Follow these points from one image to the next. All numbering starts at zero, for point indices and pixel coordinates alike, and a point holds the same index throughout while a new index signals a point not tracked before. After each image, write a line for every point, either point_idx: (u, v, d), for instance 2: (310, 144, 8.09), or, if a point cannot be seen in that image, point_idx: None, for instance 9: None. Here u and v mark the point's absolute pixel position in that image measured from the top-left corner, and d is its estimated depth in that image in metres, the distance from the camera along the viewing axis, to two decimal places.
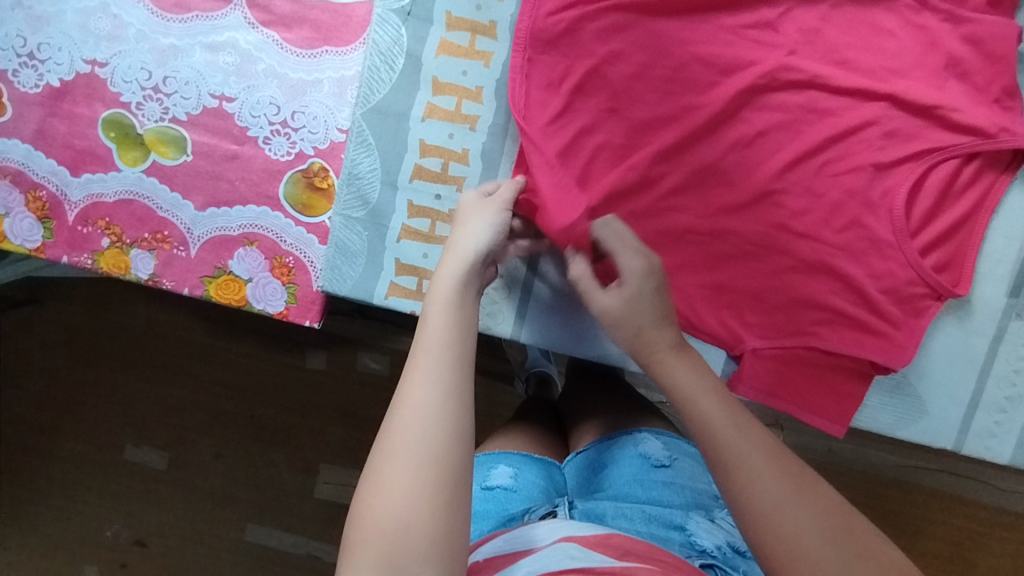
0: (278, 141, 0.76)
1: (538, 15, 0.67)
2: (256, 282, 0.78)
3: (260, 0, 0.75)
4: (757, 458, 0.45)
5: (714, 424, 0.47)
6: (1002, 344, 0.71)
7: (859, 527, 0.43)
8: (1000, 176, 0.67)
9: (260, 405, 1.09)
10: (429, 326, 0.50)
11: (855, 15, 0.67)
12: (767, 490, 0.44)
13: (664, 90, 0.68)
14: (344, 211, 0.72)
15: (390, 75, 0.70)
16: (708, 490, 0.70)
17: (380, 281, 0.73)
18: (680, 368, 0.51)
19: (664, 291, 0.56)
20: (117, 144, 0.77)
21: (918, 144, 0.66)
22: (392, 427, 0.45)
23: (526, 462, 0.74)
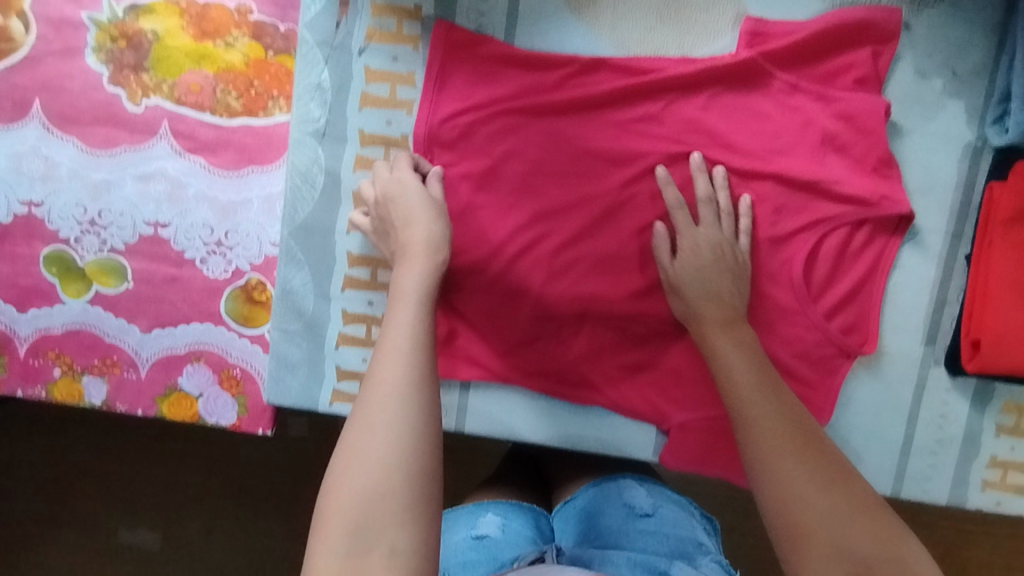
0: (214, 260, 0.79)
1: (434, 120, 0.71)
2: (206, 396, 0.81)
3: (184, 129, 0.77)
4: (781, 422, 0.59)
5: (744, 391, 0.62)
6: (925, 391, 0.74)
7: (844, 484, 0.55)
8: (890, 240, 0.71)
9: (246, 477, 1.07)
10: (398, 325, 0.58)
11: (735, 101, 0.70)
12: (770, 450, 0.58)
13: (562, 187, 0.72)
14: (282, 325, 0.75)
15: (312, 193, 0.72)
16: (692, 537, 0.72)
17: (323, 388, 0.76)
18: (734, 355, 0.65)
19: (733, 270, 0.69)
20: (60, 278, 0.79)
21: (804, 218, 0.70)
22: (365, 411, 0.53)
23: (515, 512, 0.77)
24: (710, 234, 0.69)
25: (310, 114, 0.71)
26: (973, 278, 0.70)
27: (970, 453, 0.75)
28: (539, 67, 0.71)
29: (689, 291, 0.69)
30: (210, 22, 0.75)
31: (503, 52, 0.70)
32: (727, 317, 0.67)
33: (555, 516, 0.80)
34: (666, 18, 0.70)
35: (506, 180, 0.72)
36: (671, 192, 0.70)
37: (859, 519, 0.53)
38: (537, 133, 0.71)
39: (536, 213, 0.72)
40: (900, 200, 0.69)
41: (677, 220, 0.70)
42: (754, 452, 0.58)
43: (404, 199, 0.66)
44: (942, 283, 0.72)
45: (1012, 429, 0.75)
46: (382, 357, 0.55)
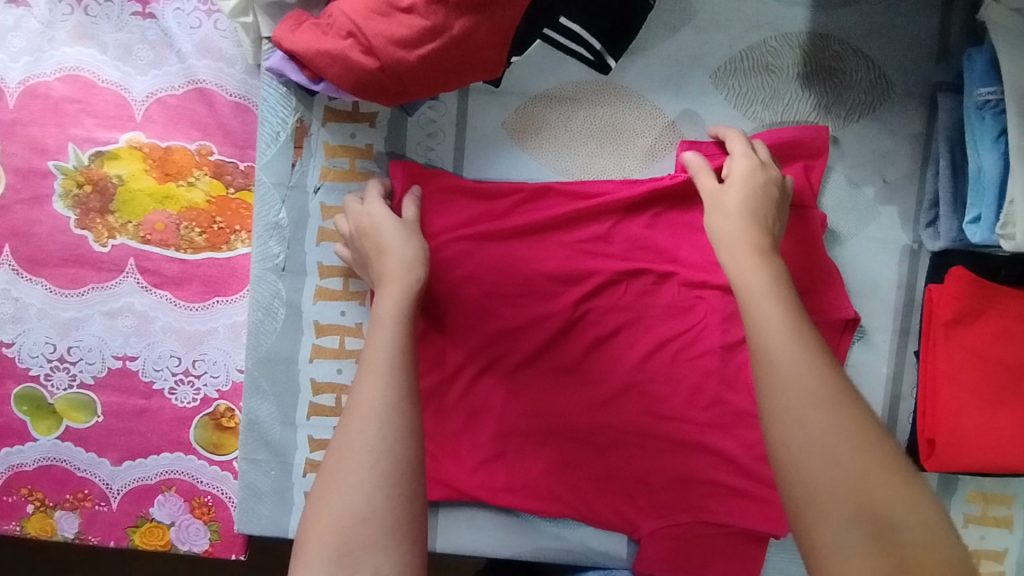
0: (183, 389, 0.80)
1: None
2: (179, 524, 0.81)
3: (149, 265, 0.79)
4: (811, 369, 0.46)
5: (772, 342, 0.48)
6: None
7: (881, 438, 0.44)
8: (841, 340, 0.71)
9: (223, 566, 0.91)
10: (377, 337, 0.56)
11: (676, 218, 0.74)
12: (779, 371, 0.47)
13: (517, 307, 0.74)
14: (249, 455, 0.75)
15: (274, 325, 0.74)
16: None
17: (293, 515, 0.76)
18: (755, 275, 0.54)
19: (776, 207, 0.63)
20: (31, 415, 0.80)
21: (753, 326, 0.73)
22: (348, 429, 0.50)
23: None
24: (742, 170, 0.64)
25: (270, 250, 0.74)
26: (924, 378, 0.71)
27: None
28: (487, 195, 0.74)
29: (724, 238, 0.59)
30: (173, 163, 0.78)
31: (449, 184, 0.73)
32: (735, 242, 0.58)
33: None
34: (606, 145, 0.75)
35: (461, 303, 0.74)
36: (694, 164, 0.66)
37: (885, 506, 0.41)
38: (486, 257, 0.73)
39: (493, 334, 0.74)
40: (844, 306, 0.70)
41: (704, 179, 0.65)
42: (762, 375, 0.47)
43: (388, 231, 0.66)
44: (895, 380, 0.74)
45: (980, 518, 0.75)
46: (365, 373, 0.53)
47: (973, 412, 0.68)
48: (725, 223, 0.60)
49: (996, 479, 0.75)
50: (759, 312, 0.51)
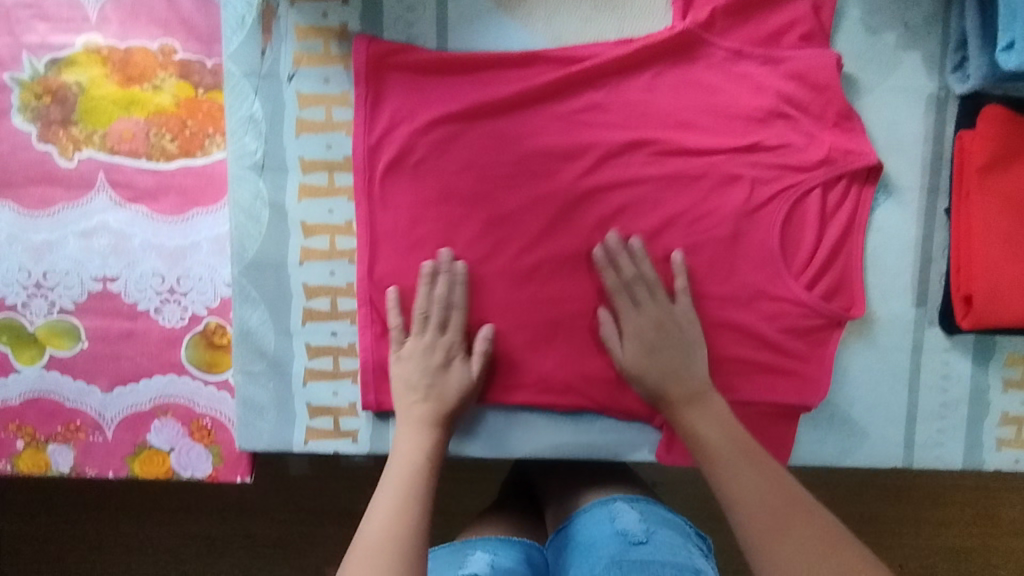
0: (169, 309, 0.76)
1: (373, 138, 0.68)
2: (178, 450, 0.77)
3: (121, 178, 0.74)
4: (757, 477, 0.60)
5: (703, 430, 0.65)
6: (923, 356, 0.71)
7: (806, 513, 0.57)
8: (863, 189, 0.68)
9: (252, 525, 1.01)
10: (401, 454, 0.64)
11: (679, 77, 0.69)
12: (750, 483, 0.60)
13: (513, 190, 0.69)
14: (245, 368, 0.72)
15: (259, 228, 0.69)
16: (687, 563, 0.67)
17: (296, 428, 0.72)
18: (704, 421, 0.65)
19: (681, 344, 0.68)
20: (12, 347, 0.76)
21: (773, 189, 0.68)
22: (359, 543, 0.57)
23: (505, 547, 0.75)
24: (655, 313, 0.68)
25: (246, 147, 0.68)
26: (954, 232, 0.68)
27: (979, 412, 0.71)
28: (474, 72, 0.69)
29: (631, 352, 0.68)
30: (134, 66, 0.73)
31: (434, 59, 0.68)
32: (694, 393, 0.67)
33: (550, 548, 0.78)
34: (601, 7, 0.69)
35: (454, 195, 0.69)
36: (678, 267, 0.68)
37: (821, 537, 0.56)
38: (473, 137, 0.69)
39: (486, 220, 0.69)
40: (866, 152, 0.67)
41: (619, 305, 0.69)
42: (749, 526, 0.57)
43: (433, 384, 0.67)
44: (926, 242, 0.69)
45: (1019, 382, 0.71)
46: (380, 502, 0.60)
47: (1010, 263, 0.64)
48: (656, 374, 0.67)
49: None
50: (693, 423, 0.66)
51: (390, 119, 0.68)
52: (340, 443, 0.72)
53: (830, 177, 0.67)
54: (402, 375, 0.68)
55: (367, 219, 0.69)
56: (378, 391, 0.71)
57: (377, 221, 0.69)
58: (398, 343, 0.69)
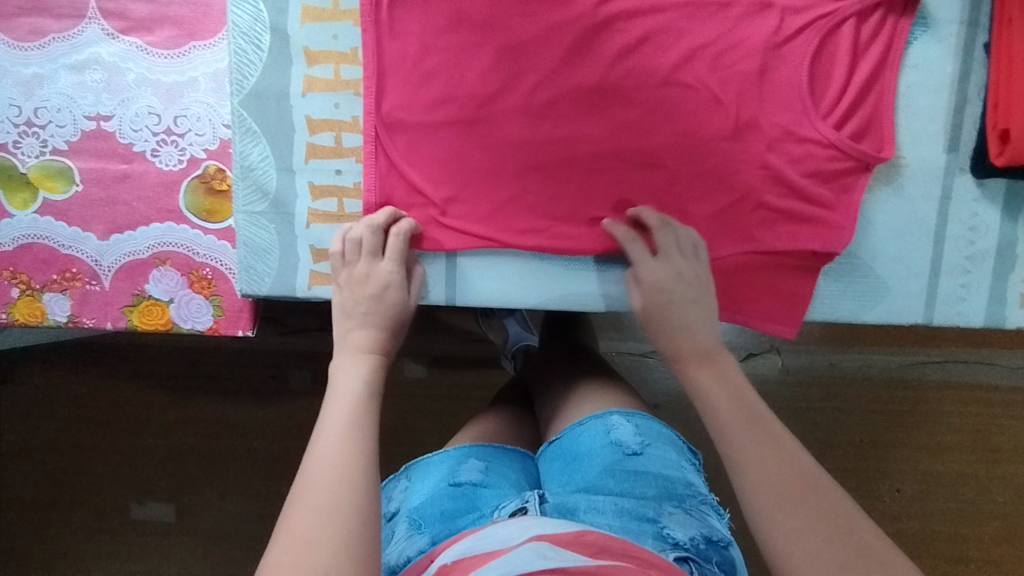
0: (166, 151, 0.73)
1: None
2: (178, 301, 0.75)
3: (115, 7, 0.70)
4: (762, 452, 0.50)
5: (710, 398, 0.56)
6: (951, 204, 0.68)
7: (825, 491, 0.47)
8: (900, 20, 0.64)
9: (255, 435, 1.09)
10: (339, 398, 0.54)
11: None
12: (755, 453, 0.51)
13: (528, 19, 0.65)
14: (247, 207, 0.69)
15: (259, 54, 0.66)
16: (681, 477, 0.67)
17: (300, 272, 0.70)
18: (704, 374, 0.59)
19: (699, 296, 0.63)
20: (4, 189, 0.73)
21: (805, 17, 0.64)
22: (297, 505, 0.45)
23: (497, 455, 0.70)
24: (678, 266, 0.63)
25: None
26: (997, 65, 0.63)
27: (1005, 266, 0.69)
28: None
29: (652, 300, 0.64)
30: None
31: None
32: (706, 351, 0.60)
33: (541, 458, 0.73)
34: None
35: (466, 23, 0.65)
36: (620, 229, 0.66)
37: (834, 521, 0.46)
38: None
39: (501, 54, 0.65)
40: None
41: (638, 258, 0.65)
42: (757, 506, 0.48)
43: (375, 307, 0.62)
44: (962, 79, 0.66)
45: None
46: (326, 443, 0.49)
47: None
48: (692, 313, 0.62)
49: None
50: (699, 385, 0.58)
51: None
52: None
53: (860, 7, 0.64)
54: (340, 304, 0.63)
55: (375, 46, 0.65)
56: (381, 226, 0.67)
57: (384, 52, 0.65)
58: (341, 270, 0.65)
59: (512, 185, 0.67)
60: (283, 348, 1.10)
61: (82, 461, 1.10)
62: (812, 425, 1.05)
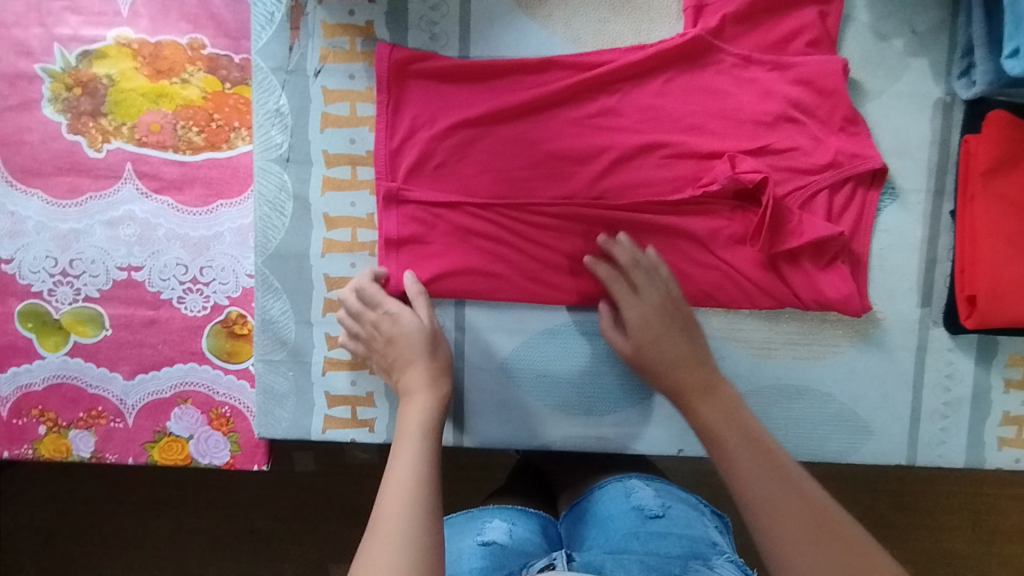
0: (192, 298, 0.78)
1: (394, 143, 0.70)
2: (197, 438, 0.79)
3: (148, 170, 0.76)
4: (763, 486, 0.59)
5: (718, 427, 0.64)
6: (927, 354, 0.72)
7: (837, 527, 0.55)
8: (869, 192, 0.70)
9: (259, 519, 1.11)
10: (411, 408, 0.64)
11: (690, 82, 0.71)
12: (774, 489, 0.58)
13: (530, 193, 0.70)
14: (265, 355, 0.73)
15: (282, 219, 0.71)
16: (705, 536, 0.73)
17: (315, 416, 0.74)
18: (709, 411, 0.65)
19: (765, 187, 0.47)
20: (37, 333, 0.78)
21: (784, 190, 0.69)
22: (383, 503, 0.55)
23: (521, 518, 0.77)
24: (656, 299, 0.68)
25: (272, 140, 0.70)
26: (961, 233, 0.69)
27: (981, 411, 0.73)
28: (490, 82, 0.70)
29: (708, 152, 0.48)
30: (164, 60, 0.75)
31: (453, 64, 0.69)
32: None
33: (563, 522, 0.80)
34: (617, 10, 0.72)
35: (476, 195, 0.70)
36: None
37: (849, 556, 0.54)
38: (489, 134, 0.70)
39: (505, 225, 0.70)
40: (871, 155, 0.68)
41: (615, 295, 0.69)
42: (769, 527, 0.56)
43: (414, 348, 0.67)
44: (930, 243, 0.71)
45: (1020, 382, 0.73)
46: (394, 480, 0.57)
47: (1012, 264, 0.66)
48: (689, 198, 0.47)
49: None
50: None
51: (410, 124, 0.70)
52: (357, 431, 0.74)
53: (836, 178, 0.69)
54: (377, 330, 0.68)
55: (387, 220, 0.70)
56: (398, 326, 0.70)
57: (401, 228, 0.70)
58: (370, 299, 0.68)
59: None
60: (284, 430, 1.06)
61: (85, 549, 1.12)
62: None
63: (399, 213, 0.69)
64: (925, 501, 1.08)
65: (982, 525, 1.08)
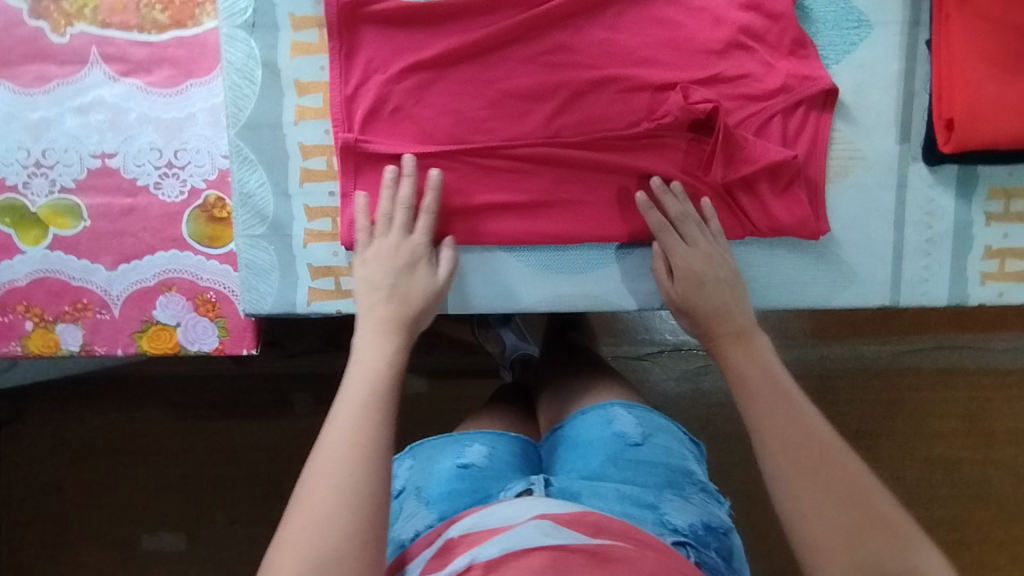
0: (169, 183, 0.77)
1: (349, 89, 0.70)
2: (185, 324, 0.79)
3: (116, 52, 0.75)
4: (780, 423, 0.56)
5: (745, 372, 0.61)
6: (907, 191, 0.72)
7: (840, 465, 0.53)
8: (842, 23, 0.69)
9: (263, 463, 1.12)
10: (369, 354, 0.59)
11: None
12: (789, 434, 0.55)
13: (488, 134, 0.71)
14: (246, 232, 0.73)
15: (252, 88, 0.70)
16: (681, 465, 0.73)
17: (299, 290, 0.74)
18: (736, 353, 0.63)
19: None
20: (15, 228, 0.77)
21: (738, 117, 0.69)
22: (327, 437, 0.52)
23: (502, 439, 0.76)
24: (708, 248, 0.68)
25: (237, 5, 0.69)
26: (936, 58, 0.68)
27: (962, 247, 0.73)
28: (445, 19, 0.69)
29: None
30: None
31: (403, 5, 0.68)
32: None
33: (543, 445, 0.79)
34: None
35: (440, 93, 0.70)
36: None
37: (847, 489, 0.51)
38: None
39: (466, 169, 0.71)
40: (821, 76, 0.69)
41: (666, 242, 0.68)
42: (780, 458, 0.54)
43: (392, 271, 0.65)
44: (908, 76, 0.70)
45: (1002, 215, 0.73)
46: (330, 436, 0.52)
47: (992, 81, 0.65)
48: None
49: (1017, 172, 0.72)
50: None
51: (365, 68, 0.70)
52: (342, 302, 0.74)
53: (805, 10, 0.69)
54: (368, 278, 0.65)
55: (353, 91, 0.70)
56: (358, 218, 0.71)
57: (363, 182, 0.71)
58: (365, 246, 0.68)
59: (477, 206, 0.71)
60: (285, 371, 1.13)
61: (94, 495, 1.13)
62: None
63: (359, 164, 0.71)
64: (908, 395, 1.11)
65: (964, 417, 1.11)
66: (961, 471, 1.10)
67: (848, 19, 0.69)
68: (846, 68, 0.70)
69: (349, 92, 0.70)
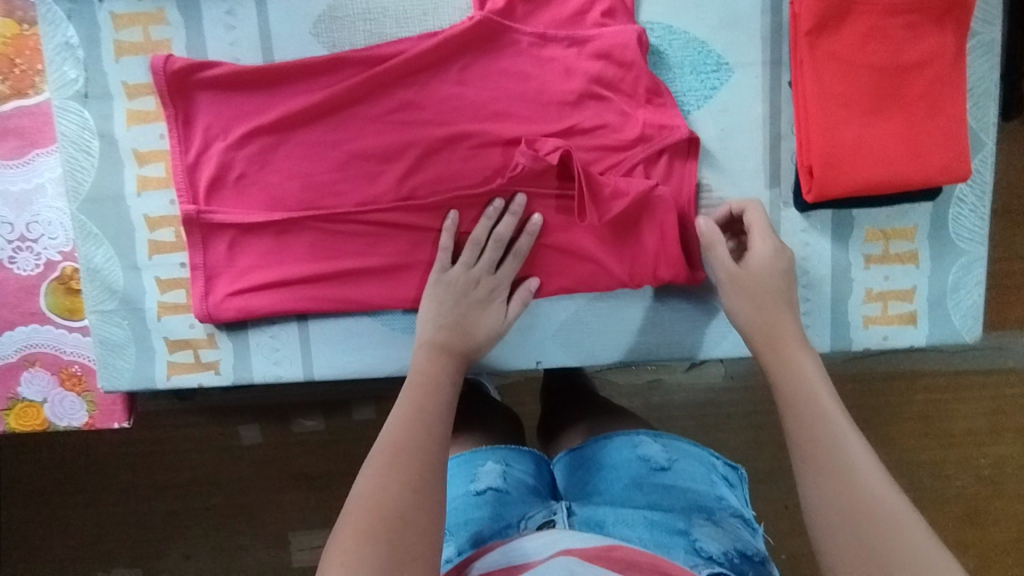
0: (23, 256, 0.74)
1: (190, 157, 0.66)
2: (52, 400, 0.76)
3: None
4: (811, 413, 0.51)
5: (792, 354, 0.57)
6: (781, 237, 0.69)
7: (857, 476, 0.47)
8: (697, 69, 0.67)
9: (215, 495, 1.02)
10: (423, 370, 0.58)
11: None
12: (821, 457, 0.49)
13: (339, 198, 0.67)
14: (97, 307, 0.70)
15: (90, 160, 0.68)
16: (710, 491, 0.66)
17: (157, 364, 0.71)
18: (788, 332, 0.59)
19: None
20: None
21: (599, 169, 0.66)
22: (390, 456, 0.49)
23: (516, 457, 0.70)
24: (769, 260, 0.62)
25: (66, 76, 0.67)
26: (795, 101, 0.65)
27: (842, 291, 0.70)
28: (283, 82, 0.66)
29: None
30: None
31: (237, 69, 0.65)
32: None
33: (558, 465, 0.73)
34: None
35: (287, 158, 0.67)
36: None
37: (866, 501, 0.45)
38: (293, 53, 0.67)
39: (318, 235, 0.68)
40: (678, 125, 0.66)
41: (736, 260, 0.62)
42: (810, 457, 0.49)
43: (460, 304, 0.64)
44: (773, 118, 0.68)
45: (881, 256, 0.70)
46: (381, 457, 0.49)
47: (849, 125, 0.62)
48: None
49: (894, 213, 0.70)
50: None
51: (203, 136, 0.66)
52: (204, 375, 0.71)
53: (657, 58, 0.67)
54: (440, 297, 0.64)
55: (195, 158, 0.66)
56: (210, 295, 0.68)
57: (211, 252, 0.68)
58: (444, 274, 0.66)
59: (331, 275, 0.68)
60: (228, 404, 1.00)
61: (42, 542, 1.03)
62: (763, 433, 0.98)
63: (206, 234, 0.67)
64: (881, 407, 0.97)
65: (948, 424, 0.97)
66: (920, 476, 0.98)
67: (706, 63, 0.67)
68: (707, 114, 0.68)
69: (190, 160, 0.66)
